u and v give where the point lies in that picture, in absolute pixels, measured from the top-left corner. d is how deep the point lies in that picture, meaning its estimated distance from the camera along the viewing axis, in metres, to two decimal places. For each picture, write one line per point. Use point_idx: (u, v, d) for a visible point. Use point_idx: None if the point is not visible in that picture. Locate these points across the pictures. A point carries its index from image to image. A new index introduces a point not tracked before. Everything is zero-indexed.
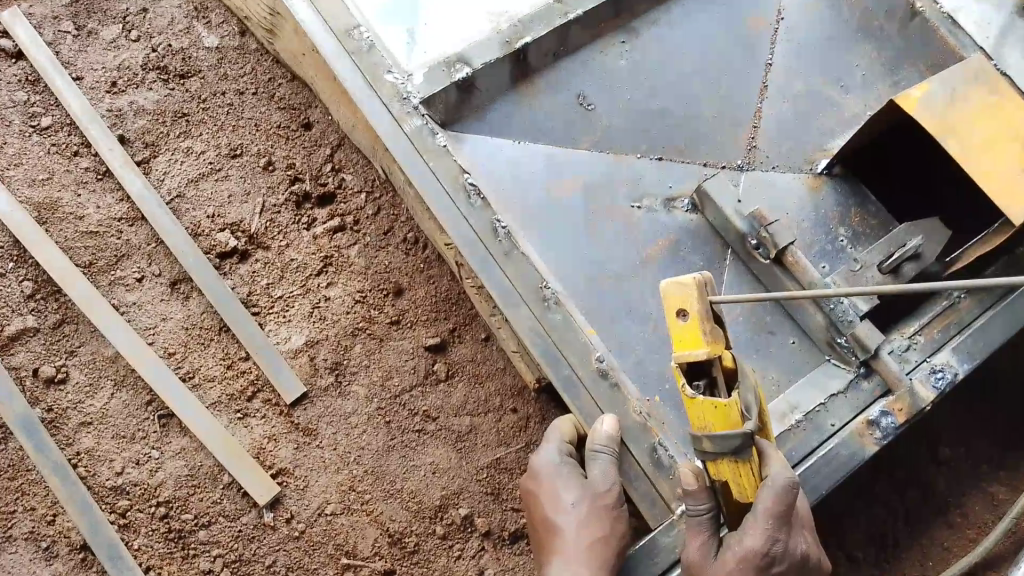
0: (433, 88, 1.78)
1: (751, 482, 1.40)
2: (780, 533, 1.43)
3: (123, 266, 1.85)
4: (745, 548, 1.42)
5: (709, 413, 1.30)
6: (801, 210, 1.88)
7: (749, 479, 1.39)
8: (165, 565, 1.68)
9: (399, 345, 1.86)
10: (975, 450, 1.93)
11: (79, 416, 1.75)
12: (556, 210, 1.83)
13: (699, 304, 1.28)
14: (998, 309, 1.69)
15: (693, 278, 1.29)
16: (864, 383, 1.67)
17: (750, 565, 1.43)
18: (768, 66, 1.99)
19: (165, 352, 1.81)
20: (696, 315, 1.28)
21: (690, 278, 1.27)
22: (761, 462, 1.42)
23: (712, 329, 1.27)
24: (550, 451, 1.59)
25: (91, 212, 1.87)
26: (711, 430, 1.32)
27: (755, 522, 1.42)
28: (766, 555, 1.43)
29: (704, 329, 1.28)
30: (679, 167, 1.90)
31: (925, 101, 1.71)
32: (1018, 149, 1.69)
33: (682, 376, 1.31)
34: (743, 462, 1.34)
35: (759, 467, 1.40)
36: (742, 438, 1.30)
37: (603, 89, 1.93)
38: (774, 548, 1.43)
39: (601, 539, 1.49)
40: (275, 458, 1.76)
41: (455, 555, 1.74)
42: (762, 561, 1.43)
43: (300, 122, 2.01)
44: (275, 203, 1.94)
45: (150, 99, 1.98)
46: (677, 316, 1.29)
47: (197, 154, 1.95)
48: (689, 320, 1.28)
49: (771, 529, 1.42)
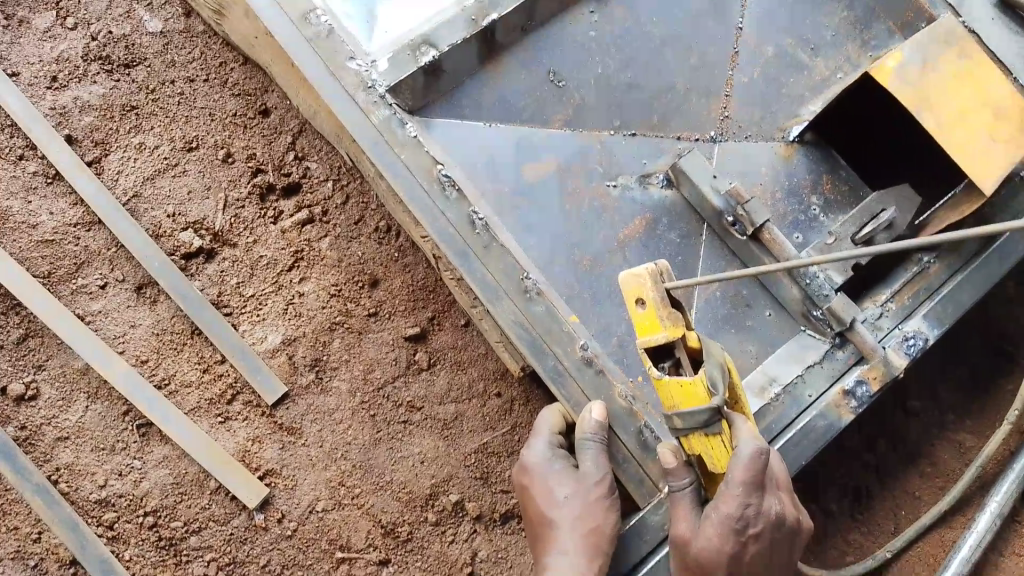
0: (399, 74, 1.72)
1: (723, 454, 1.48)
2: (753, 498, 1.46)
3: (85, 273, 1.79)
4: (720, 514, 1.47)
5: (676, 392, 1.41)
6: (774, 179, 1.88)
7: (721, 450, 1.48)
8: (160, 574, 1.69)
9: (378, 337, 1.84)
10: (941, 399, 2.00)
11: (55, 431, 1.71)
12: (532, 192, 1.80)
13: (654, 291, 1.39)
14: (966, 271, 1.73)
15: (647, 267, 1.40)
16: (839, 352, 1.71)
17: (727, 528, 1.48)
18: (738, 30, 1.93)
19: (137, 360, 1.76)
20: (652, 303, 1.39)
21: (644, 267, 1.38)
22: (730, 433, 1.46)
23: (669, 313, 1.39)
24: (540, 445, 1.58)
25: (45, 219, 1.79)
26: (680, 406, 1.42)
27: (727, 489, 1.46)
28: (740, 518, 1.47)
29: (662, 314, 1.39)
30: (653, 142, 1.88)
31: (899, 72, 1.68)
32: (987, 119, 1.69)
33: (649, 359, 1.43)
34: (713, 434, 1.44)
35: (728, 438, 1.46)
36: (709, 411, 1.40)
37: (574, 64, 1.87)
38: (748, 510, 1.47)
39: (595, 532, 1.48)
40: (260, 460, 1.75)
41: (448, 540, 1.78)
42: (738, 523, 1.46)
43: (257, 108, 1.93)
44: (237, 198, 1.88)
45: (95, 92, 1.87)
46: (635, 303, 1.40)
47: (151, 149, 1.87)
48: (647, 307, 1.39)
49: (744, 494, 1.45)
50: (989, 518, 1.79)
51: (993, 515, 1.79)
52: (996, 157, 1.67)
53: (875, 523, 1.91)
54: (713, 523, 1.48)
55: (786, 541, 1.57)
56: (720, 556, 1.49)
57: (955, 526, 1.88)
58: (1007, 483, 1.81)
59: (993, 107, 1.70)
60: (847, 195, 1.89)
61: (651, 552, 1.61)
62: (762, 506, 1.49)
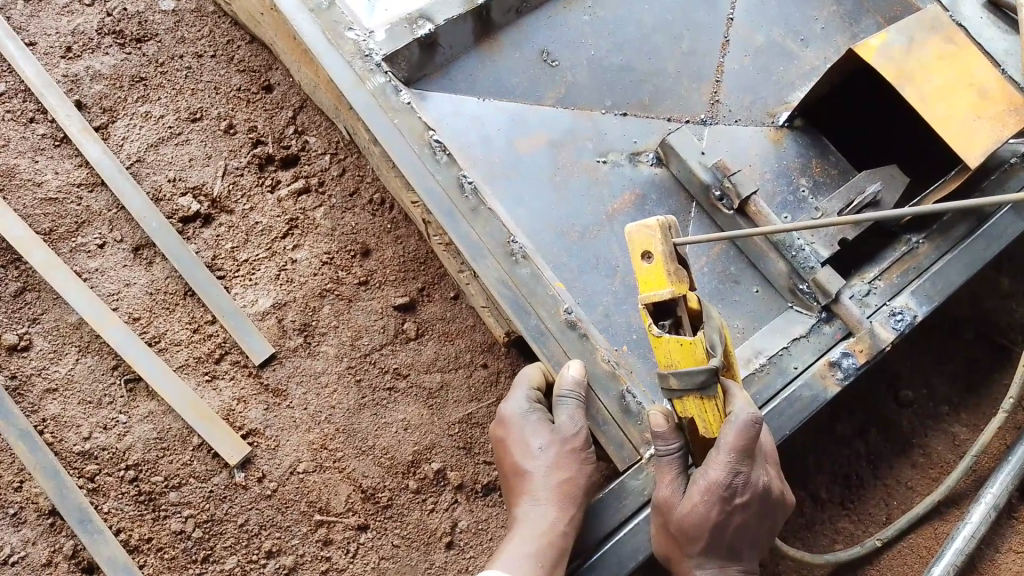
0: (396, 44, 1.77)
1: (718, 419, 1.33)
2: (744, 466, 1.38)
3: (84, 232, 1.84)
4: (707, 480, 1.38)
5: (673, 353, 1.25)
6: (764, 161, 1.91)
7: (715, 415, 1.33)
8: (136, 528, 1.67)
9: (367, 305, 1.86)
10: (935, 391, 1.97)
11: (45, 382, 1.74)
12: (522, 164, 1.83)
13: (663, 244, 1.23)
14: (956, 252, 1.71)
15: (658, 219, 1.24)
16: (826, 327, 1.69)
17: (714, 497, 1.39)
18: (729, 20, 2.01)
19: (130, 317, 1.79)
20: (661, 255, 1.22)
21: (656, 218, 1.23)
22: (725, 399, 1.36)
23: (677, 269, 1.22)
24: (518, 399, 1.61)
25: (50, 178, 1.87)
26: (676, 368, 1.26)
27: (718, 455, 1.37)
28: (728, 486, 1.39)
29: (670, 269, 1.23)
30: (643, 122, 1.91)
31: (883, 50, 1.74)
32: (971, 97, 1.72)
33: (648, 316, 1.26)
34: (709, 399, 1.29)
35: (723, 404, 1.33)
36: (707, 375, 1.25)
37: (567, 46, 1.95)
38: (738, 479, 1.39)
39: (570, 481, 1.52)
40: (245, 419, 1.76)
41: (428, 509, 1.75)
42: (726, 492, 1.39)
43: (260, 85, 2.00)
44: (236, 167, 1.93)
45: (107, 63, 1.98)
46: (640, 256, 1.24)
47: (156, 118, 1.95)
48: (653, 260, 1.23)
49: (734, 462, 1.37)
50: (983, 510, 1.68)
51: (989, 507, 1.68)
52: (981, 133, 1.69)
53: (867, 512, 1.87)
54: (698, 489, 1.40)
55: (773, 514, 1.51)
56: (704, 523, 1.42)
57: (948, 518, 1.82)
58: (1002, 474, 1.72)
59: (978, 88, 1.73)
60: (836, 178, 1.91)
61: (626, 520, 1.52)
62: (752, 476, 1.41)
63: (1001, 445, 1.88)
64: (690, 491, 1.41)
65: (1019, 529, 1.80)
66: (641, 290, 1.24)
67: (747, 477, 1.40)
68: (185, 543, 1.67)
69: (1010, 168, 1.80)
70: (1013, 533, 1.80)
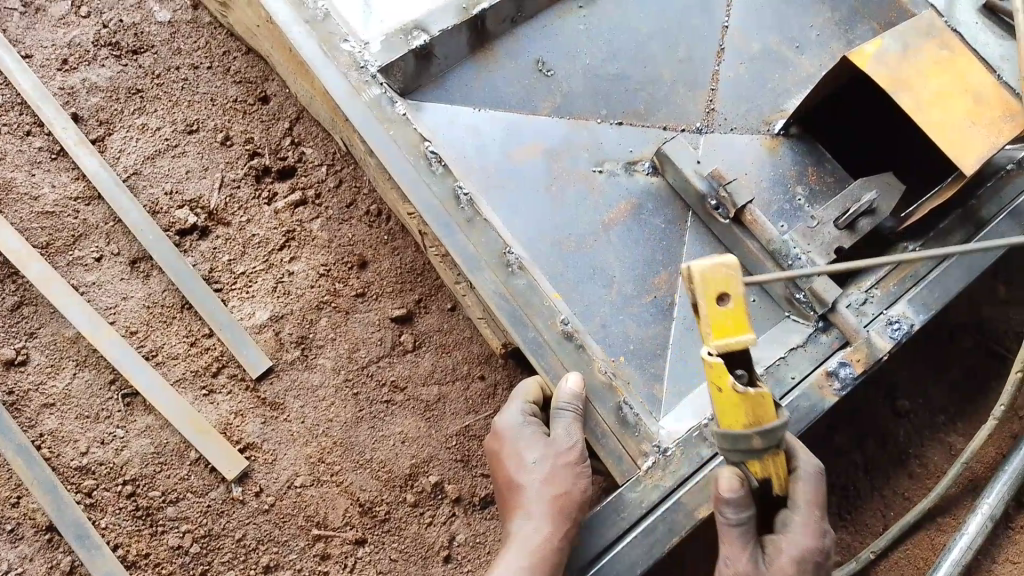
0: (391, 56, 1.78)
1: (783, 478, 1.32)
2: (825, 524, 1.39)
3: (82, 245, 1.85)
4: (801, 546, 1.34)
5: (751, 405, 1.20)
6: (760, 169, 1.90)
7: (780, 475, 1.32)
8: (134, 543, 1.67)
9: (364, 317, 1.86)
10: (932, 399, 1.97)
11: (42, 397, 1.74)
12: (518, 173, 1.83)
13: (740, 285, 1.18)
14: (953, 260, 1.72)
15: (730, 258, 1.18)
16: (822, 336, 1.70)
17: (807, 566, 1.35)
18: (724, 27, 2.01)
19: (126, 331, 1.80)
20: (740, 297, 1.17)
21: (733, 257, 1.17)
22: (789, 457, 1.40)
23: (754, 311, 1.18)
24: (513, 413, 1.61)
25: (46, 191, 1.88)
26: (756, 423, 1.21)
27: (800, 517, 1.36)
28: (817, 551, 1.36)
29: (748, 312, 1.17)
30: (640, 131, 1.92)
31: (878, 57, 1.73)
32: (966, 103, 1.72)
33: (726, 372, 1.18)
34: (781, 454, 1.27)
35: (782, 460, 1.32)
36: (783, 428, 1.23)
37: (563, 55, 1.95)
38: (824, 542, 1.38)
39: (564, 494, 1.52)
40: (242, 433, 1.76)
41: (426, 523, 1.76)
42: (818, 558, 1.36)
43: (257, 95, 2.02)
44: (233, 178, 1.94)
45: (103, 76, 1.99)
46: (719, 299, 1.16)
47: (153, 130, 1.96)
48: (733, 302, 1.17)
49: (817, 522, 1.37)
50: (980, 521, 1.69)
51: (985, 518, 1.69)
52: (976, 138, 1.69)
53: (863, 522, 1.87)
54: (789, 558, 1.35)
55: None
56: None
57: (945, 528, 1.83)
58: (999, 484, 1.72)
59: (973, 94, 1.73)
60: (832, 185, 1.90)
61: (625, 532, 1.51)
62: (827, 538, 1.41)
63: (998, 454, 1.88)
64: (778, 561, 1.35)
65: (1016, 539, 1.81)
66: (720, 340, 1.17)
67: (824, 543, 1.39)
68: (183, 558, 1.68)
69: (1007, 175, 1.79)
70: (1010, 543, 1.80)
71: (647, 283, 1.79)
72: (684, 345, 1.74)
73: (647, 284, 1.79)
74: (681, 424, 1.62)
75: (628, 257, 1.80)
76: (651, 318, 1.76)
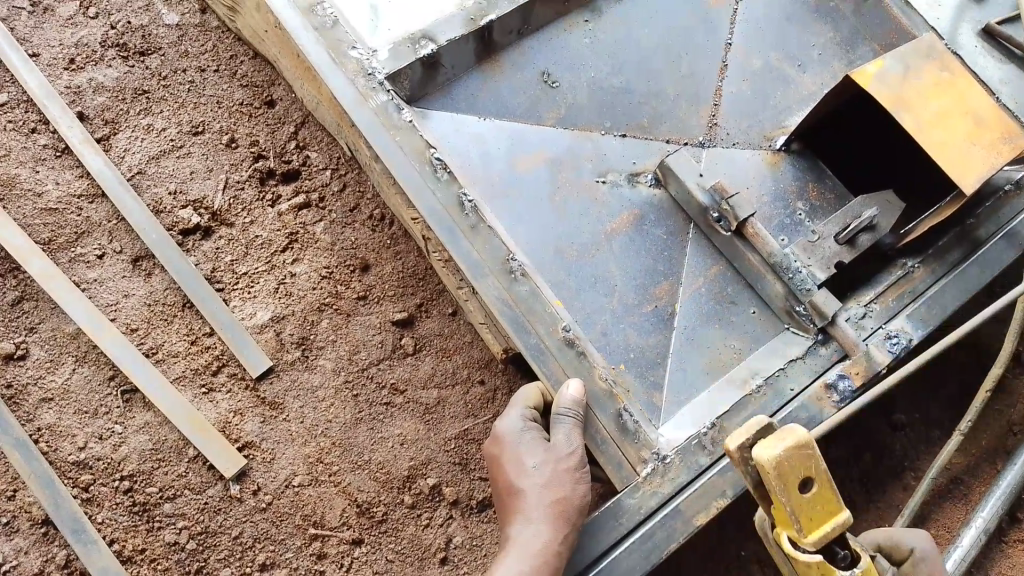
0: (398, 64, 1.78)
1: None
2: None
3: (84, 243, 1.85)
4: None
5: None
6: (761, 184, 1.92)
7: None
8: (130, 538, 1.67)
9: (365, 320, 1.87)
10: (928, 415, 1.98)
11: (40, 391, 1.73)
12: (522, 182, 1.84)
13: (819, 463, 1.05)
14: (951, 277, 1.74)
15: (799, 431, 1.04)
16: (822, 349, 1.70)
17: None
18: (727, 45, 2.04)
19: (127, 328, 1.79)
20: (823, 476, 1.05)
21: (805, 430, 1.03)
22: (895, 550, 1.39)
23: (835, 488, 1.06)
24: (513, 418, 1.60)
25: (50, 188, 1.88)
26: None
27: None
28: None
29: (833, 491, 1.06)
30: (643, 144, 1.94)
31: (880, 76, 1.75)
32: (967, 123, 1.74)
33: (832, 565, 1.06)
34: None
35: None
36: None
37: (568, 68, 1.97)
38: None
39: (564, 499, 1.51)
40: (241, 432, 1.75)
41: (423, 524, 1.75)
42: None
43: (263, 99, 2.02)
44: (238, 180, 1.94)
45: (110, 76, 1.99)
46: (800, 486, 1.04)
47: (158, 131, 1.96)
48: (817, 486, 1.04)
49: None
50: (975, 534, 1.68)
51: (979, 531, 1.68)
52: (976, 158, 1.70)
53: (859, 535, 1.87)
54: None
55: None
56: None
57: (940, 542, 1.84)
58: (993, 498, 1.72)
59: (973, 115, 1.75)
60: (832, 202, 1.93)
61: (624, 538, 1.51)
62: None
63: (993, 470, 1.90)
64: None
65: (1010, 553, 1.81)
66: (814, 530, 1.04)
67: None
68: (178, 554, 1.67)
69: (1005, 195, 1.81)
70: (1005, 556, 1.81)
71: (648, 292, 1.79)
72: (684, 356, 1.75)
73: (648, 294, 1.79)
74: (680, 432, 1.62)
75: (630, 266, 1.81)
76: (651, 327, 1.76)
